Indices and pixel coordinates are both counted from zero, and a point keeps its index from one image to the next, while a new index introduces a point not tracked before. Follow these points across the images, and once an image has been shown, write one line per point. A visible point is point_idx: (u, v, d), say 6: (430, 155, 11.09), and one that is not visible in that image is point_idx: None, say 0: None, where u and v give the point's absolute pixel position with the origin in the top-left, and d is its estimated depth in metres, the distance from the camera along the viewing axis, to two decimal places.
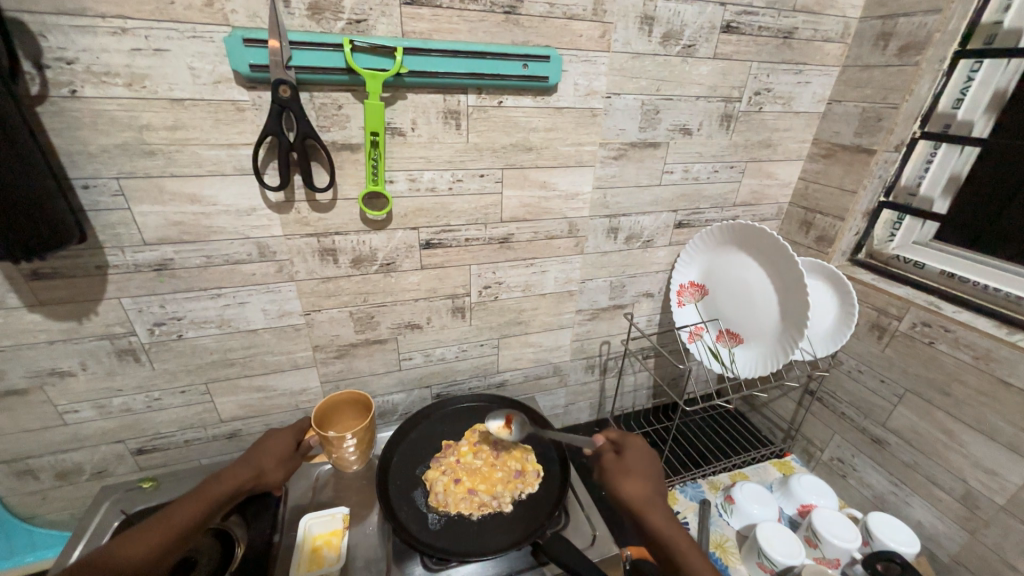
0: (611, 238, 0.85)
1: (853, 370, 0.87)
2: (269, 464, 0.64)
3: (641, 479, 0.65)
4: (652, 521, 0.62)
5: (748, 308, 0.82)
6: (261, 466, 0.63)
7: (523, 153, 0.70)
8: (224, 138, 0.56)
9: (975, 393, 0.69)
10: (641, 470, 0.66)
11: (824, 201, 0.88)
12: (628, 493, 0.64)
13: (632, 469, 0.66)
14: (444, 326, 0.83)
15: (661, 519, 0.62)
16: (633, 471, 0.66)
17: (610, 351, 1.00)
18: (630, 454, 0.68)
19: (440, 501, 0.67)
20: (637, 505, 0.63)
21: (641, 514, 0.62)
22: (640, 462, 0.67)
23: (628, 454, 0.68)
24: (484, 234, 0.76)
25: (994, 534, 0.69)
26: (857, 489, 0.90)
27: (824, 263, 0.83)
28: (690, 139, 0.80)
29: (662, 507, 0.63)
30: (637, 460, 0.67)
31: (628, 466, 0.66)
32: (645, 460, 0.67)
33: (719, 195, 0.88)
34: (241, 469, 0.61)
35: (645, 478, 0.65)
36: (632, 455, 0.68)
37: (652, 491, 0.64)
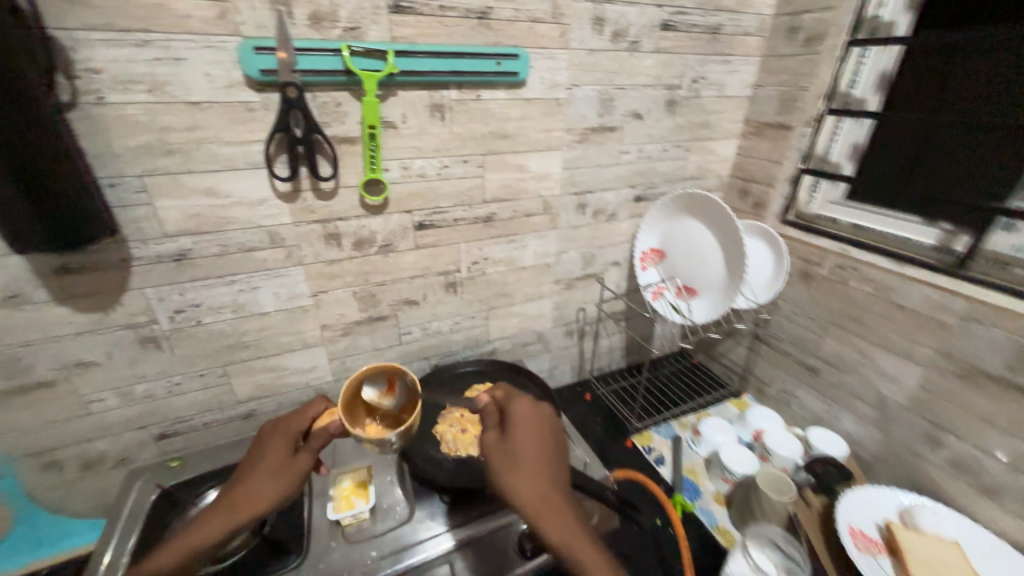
0: (581, 213, 0.96)
1: (789, 313, 1.03)
2: (262, 477, 0.59)
3: (528, 474, 0.56)
4: (545, 528, 0.53)
5: (699, 265, 0.95)
6: (256, 483, 0.58)
7: (499, 140, 0.80)
8: (237, 136, 0.63)
9: (879, 318, 0.86)
10: (537, 457, 0.58)
11: (758, 171, 1.03)
12: (516, 492, 0.55)
13: (519, 461, 0.57)
14: (439, 301, 0.91)
15: (556, 525, 0.53)
16: (524, 463, 0.57)
17: (586, 316, 1.12)
18: (522, 437, 0.60)
19: (451, 447, 0.77)
20: (537, 505, 0.54)
21: (533, 519, 0.54)
22: (527, 446, 0.59)
23: (516, 440, 0.59)
24: (470, 214, 0.85)
25: (901, 431, 0.86)
26: (800, 414, 1.06)
27: (760, 224, 0.99)
28: (642, 122, 0.92)
29: (556, 506, 0.54)
30: (527, 444, 0.59)
31: (517, 458, 0.57)
32: (534, 441, 0.60)
33: (669, 171, 1.01)
34: (238, 492, 0.58)
35: (533, 470, 0.56)
36: (522, 439, 0.59)
37: (546, 487, 0.56)
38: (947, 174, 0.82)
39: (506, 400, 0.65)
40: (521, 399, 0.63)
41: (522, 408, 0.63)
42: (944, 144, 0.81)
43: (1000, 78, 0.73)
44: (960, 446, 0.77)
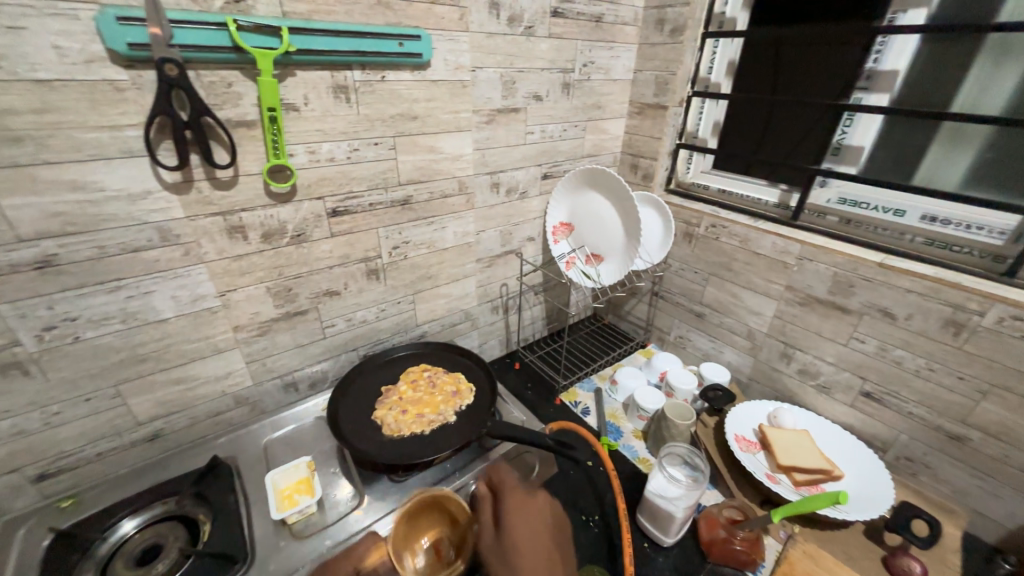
0: (494, 192, 1.01)
1: (678, 269, 1.20)
2: None
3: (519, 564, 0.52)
4: None
5: (602, 233, 1.05)
6: None
7: (408, 122, 0.81)
8: (106, 120, 0.55)
9: (743, 265, 1.04)
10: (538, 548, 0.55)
11: (644, 147, 1.17)
12: None
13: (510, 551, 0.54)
14: (362, 289, 0.90)
15: None
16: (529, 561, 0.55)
17: (508, 291, 1.18)
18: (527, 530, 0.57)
19: (393, 428, 0.78)
20: None
21: None
22: (520, 532, 0.56)
23: (508, 529, 0.56)
24: (386, 198, 0.85)
25: (765, 354, 1.06)
26: (693, 354, 1.24)
27: (649, 194, 1.13)
28: (542, 104, 0.99)
29: None
30: (519, 531, 0.56)
31: (508, 549, 0.55)
32: (529, 530, 0.56)
33: (571, 150, 1.10)
34: None
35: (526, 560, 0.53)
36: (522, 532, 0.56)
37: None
38: (781, 143, 1.00)
39: (499, 482, 0.63)
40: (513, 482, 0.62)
41: (515, 494, 0.60)
42: (777, 119, 0.99)
43: (809, 65, 0.91)
44: (804, 357, 0.99)
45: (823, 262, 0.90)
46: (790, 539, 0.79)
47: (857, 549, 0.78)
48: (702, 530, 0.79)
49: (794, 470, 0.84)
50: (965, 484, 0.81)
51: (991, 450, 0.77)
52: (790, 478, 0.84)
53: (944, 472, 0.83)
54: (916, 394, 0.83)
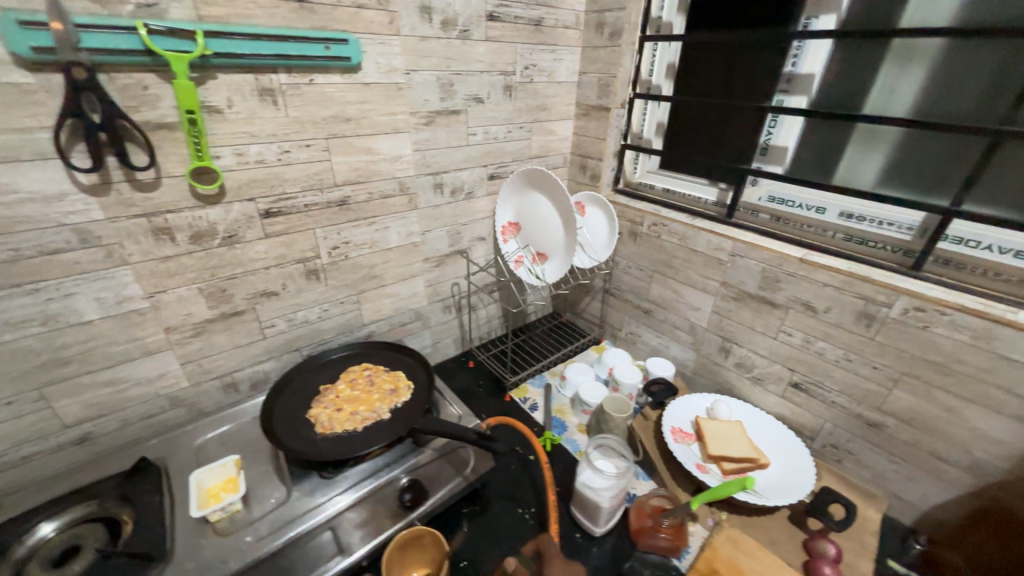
0: (439, 193, 1.03)
1: (626, 267, 1.23)
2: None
3: None
4: None
5: (545, 231, 1.07)
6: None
7: (341, 124, 0.82)
8: (14, 123, 0.56)
9: (683, 262, 1.07)
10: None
11: (591, 148, 1.20)
12: None
13: None
14: (302, 290, 0.91)
15: None
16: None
17: (460, 290, 1.20)
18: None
19: (326, 426, 0.79)
20: None
21: None
22: None
23: None
24: (322, 198, 0.86)
25: (706, 348, 1.10)
26: (643, 350, 1.27)
27: (597, 196, 1.17)
28: (484, 106, 1.01)
29: None
30: None
31: None
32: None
33: (517, 151, 1.13)
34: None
35: None
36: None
37: None
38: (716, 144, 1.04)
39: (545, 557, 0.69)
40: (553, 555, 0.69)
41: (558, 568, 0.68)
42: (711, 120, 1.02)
43: (735, 68, 0.95)
44: (739, 351, 1.02)
45: (751, 258, 0.93)
46: (716, 526, 0.82)
47: (779, 534, 0.81)
48: (632, 519, 0.81)
49: (723, 459, 0.87)
50: (883, 469, 0.85)
51: (904, 436, 0.80)
52: (719, 467, 0.87)
53: (865, 458, 0.87)
54: (837, 384, 0.87)
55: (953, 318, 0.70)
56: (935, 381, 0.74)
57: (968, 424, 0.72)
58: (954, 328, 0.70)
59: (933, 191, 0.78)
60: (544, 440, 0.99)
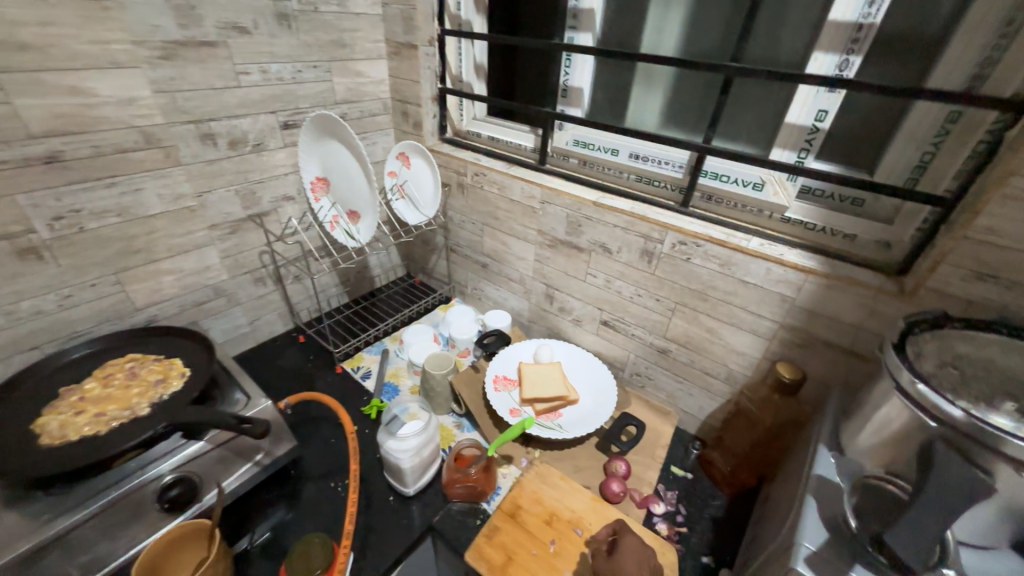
0: (210, 145, 0.87)
1: (459, 221, 1.19)
2: None
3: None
4: None
5: (353, 186, 0.97)
6: None
7: (10, 53, 0.63)
8: None
9: (506, 213, 1.05)
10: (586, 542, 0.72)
11: (408, 92, 1.10)
12: None
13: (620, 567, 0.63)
14: (17, 275, 0.72)
15: None
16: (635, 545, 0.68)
17: (274, 259, 1.07)
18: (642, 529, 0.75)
19: (55, 436, 0.65)
20: None
21: None
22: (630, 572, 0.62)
23: (618, 556, 0.64)
24: (13, 155, 0.66)
25: (536, 297, 1.12)
26: (487, 305, 1.27)
27: (416, 144, 1.08)
28: (251, 38, 0.85)
29: None
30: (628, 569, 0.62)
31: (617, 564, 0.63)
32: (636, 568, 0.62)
33: (314, 95, 1.00)
34: None
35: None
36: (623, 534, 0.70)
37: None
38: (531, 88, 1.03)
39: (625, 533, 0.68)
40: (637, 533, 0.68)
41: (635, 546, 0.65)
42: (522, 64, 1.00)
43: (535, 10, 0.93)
44: (561, 296, 1.05)
45: (557, 204, 0.94)
46: (528, 465, 0.85)
47: (584, 461, 0.87)
48: (444, 472, 0.81)
49: (535, 402, 0.90)
50: (673, 389, 0.95)
51: (682, 358, 0.89)
52: (533, 409, 0.91)
53: (659, 381, 0.96)
54: (634, 318, 0.93)
55: (706, 249, 0.76)
56: (699, 307, 0.82)
57: (724, 342, 0.82)
58: (707, 258, 0.77)
59: (695, 129, 0.83)
60: (370, 408, 0.95)
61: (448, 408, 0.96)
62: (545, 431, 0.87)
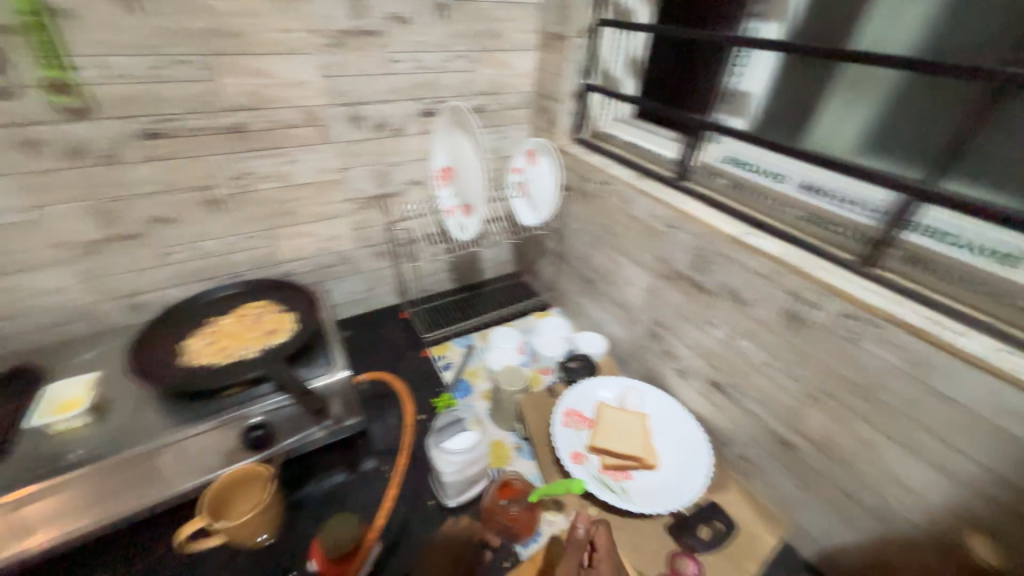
0: (357, 127, 0.95)
1: (575, 229, 1.10)
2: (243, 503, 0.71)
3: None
4: None
5: (470, 180, 0.97)
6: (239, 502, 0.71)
7: (223, 39, 0.76)
8: None
9: (623, 229, 0.93)
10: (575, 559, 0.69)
11: (548, 87, 1.05)
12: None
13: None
14: (202, 219, 0.89)
15: None
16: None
17: (394, 237, 1.15)
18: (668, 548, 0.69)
19: (192, 357, 0.79)
20: None
21: None
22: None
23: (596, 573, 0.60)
24: (212, 122, 0.81)
25: (640, 330, 0.97)
26: (586, 323, 1.16)
27: (544, 142, 1.03)
28: (407, 28, 0.90)
29: None
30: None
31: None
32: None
33: (456, 85, 1.01)
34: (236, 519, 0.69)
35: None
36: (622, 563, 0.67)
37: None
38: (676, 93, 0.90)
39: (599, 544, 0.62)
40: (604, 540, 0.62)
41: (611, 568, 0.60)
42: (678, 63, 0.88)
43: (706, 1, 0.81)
44: (667, 337, 0.89)
45: (685, 231, 0.78)
46: (576, 522, 0.73)
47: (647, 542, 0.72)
48: (487, 496, 0.75)
49: (605, 453, 0.78)
50: (793, 496, 0.72)
51: (815, 463, 0.67)
52: (600, 461, 0.79)
53: (772, 479, 0.74)
54: (757, 391, 0.73)
55: (886, 333, 0.54)
56: (856, 406, 0.59)
57: (884, 462, 0.58)
58: (885, 346, 0.54)
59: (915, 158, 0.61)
60: (439, 402, 0.95)
61: (511, 427, 0.89)
62: (604, 491, 0.74)
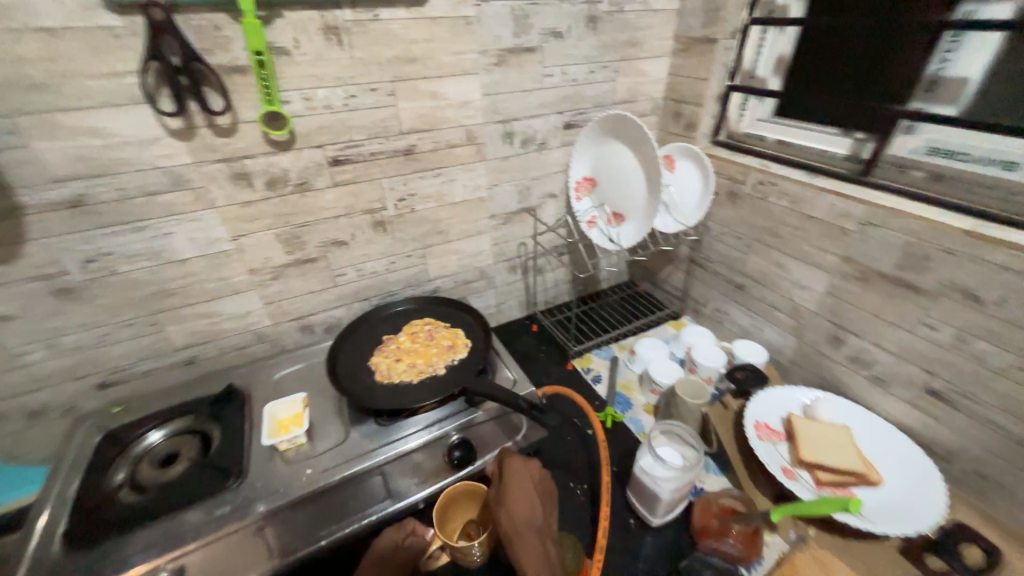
0: (508, 143, 0.95)
1: (718, 234, 1.06)
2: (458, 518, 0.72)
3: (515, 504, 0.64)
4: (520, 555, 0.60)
5: (626, 188, 0.96)
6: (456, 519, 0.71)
7: (406, 66, 0.77)
8: (109, 68, 0.60)
9: (794, 229, 0.89)
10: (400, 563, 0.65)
11: (688, 90, 1.02)
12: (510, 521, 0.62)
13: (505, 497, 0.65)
14: (369, 241, 0.91)
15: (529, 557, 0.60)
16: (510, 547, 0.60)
17: (527, 251, 1.14)
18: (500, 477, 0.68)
19: (384, 375, 0.80)
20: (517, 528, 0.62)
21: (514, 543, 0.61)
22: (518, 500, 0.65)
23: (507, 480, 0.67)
24: (388, 147, 0.83)
25: (812, 336, 0.92)
26: (730, 330, 1.12)
27: (690, 147, 1.00)
28: (562, 42, 0.89)
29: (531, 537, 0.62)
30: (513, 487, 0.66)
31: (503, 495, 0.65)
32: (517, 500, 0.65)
33: (599, 95, 1.00)
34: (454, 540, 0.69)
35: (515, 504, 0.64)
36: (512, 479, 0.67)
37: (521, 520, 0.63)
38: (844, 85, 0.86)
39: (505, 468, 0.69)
40: (518, 462, 0.70)
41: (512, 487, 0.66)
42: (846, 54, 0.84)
43: None
44: (856, 342, 0.84)
45: (891, 228, 0.73)
46: (799, 542, 0.70)
47: (882, 565, 0.68)
48: (695, 517, 0.73)
49: (819, 468, 0.73)
50: None
51: None
52: (813, 477, 0.74)
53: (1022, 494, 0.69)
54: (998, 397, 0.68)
55: None
56: None
57: None
58: None
59: None
60: (604, 416, 0.93)
61: None
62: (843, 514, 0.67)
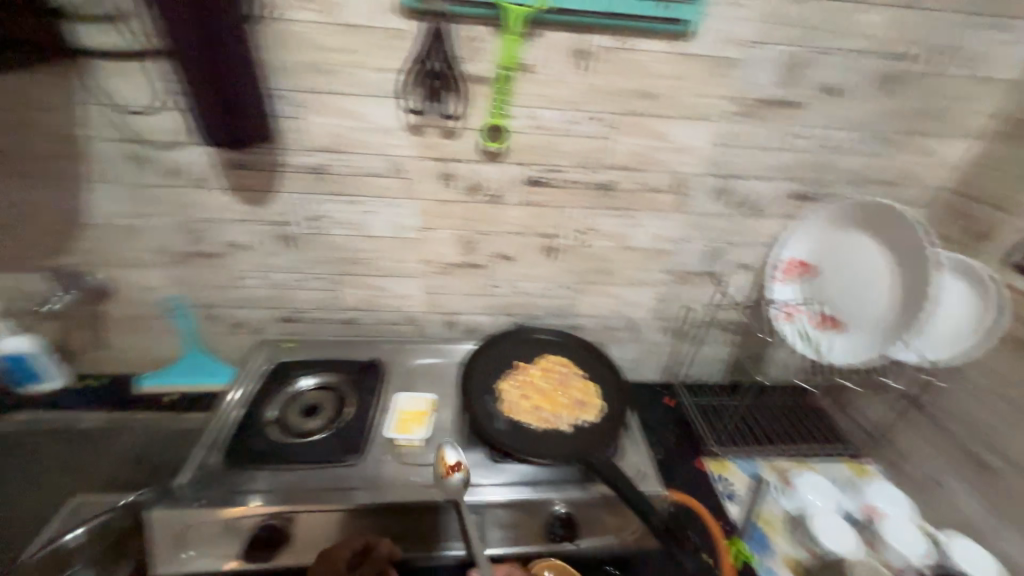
0: (719, 201, 0.82)
1: (974, 385, 0.78)
2: None
3: None
4: None
5: (862, 295, 0.79)
6: None
7: (640, 100, 0.70)
8: (380, 63, 0.66)
9: None
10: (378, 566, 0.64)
11: (995, 190, 0.76)
12: None
13: None
14: (535, 263, 0.88)
15: None
16: None
17: (690, 317, 0.98)
18: None
19: (508, 408, 0.77)
20: None
21: None
22: None
23: None
24: (589, 178, 0.78)
25: None
26: (943, 512, 0.82)
27: (972, 261, 0.75)
28: (834, 101, 0.73)
29: None
30: None
31: None
32: None
33: (856, 169, 0.80)
34: None
35: None
36: None
37: None
38: None
39: None
40: None
41: None
42: None
43: None
44: None
45: None
46: None
47: None
48: None
49: None
50: None
51: None
52: None
53: None
54: None
55: None
56: None
57: None
58: None
59: None
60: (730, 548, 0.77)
61: None
62: None
